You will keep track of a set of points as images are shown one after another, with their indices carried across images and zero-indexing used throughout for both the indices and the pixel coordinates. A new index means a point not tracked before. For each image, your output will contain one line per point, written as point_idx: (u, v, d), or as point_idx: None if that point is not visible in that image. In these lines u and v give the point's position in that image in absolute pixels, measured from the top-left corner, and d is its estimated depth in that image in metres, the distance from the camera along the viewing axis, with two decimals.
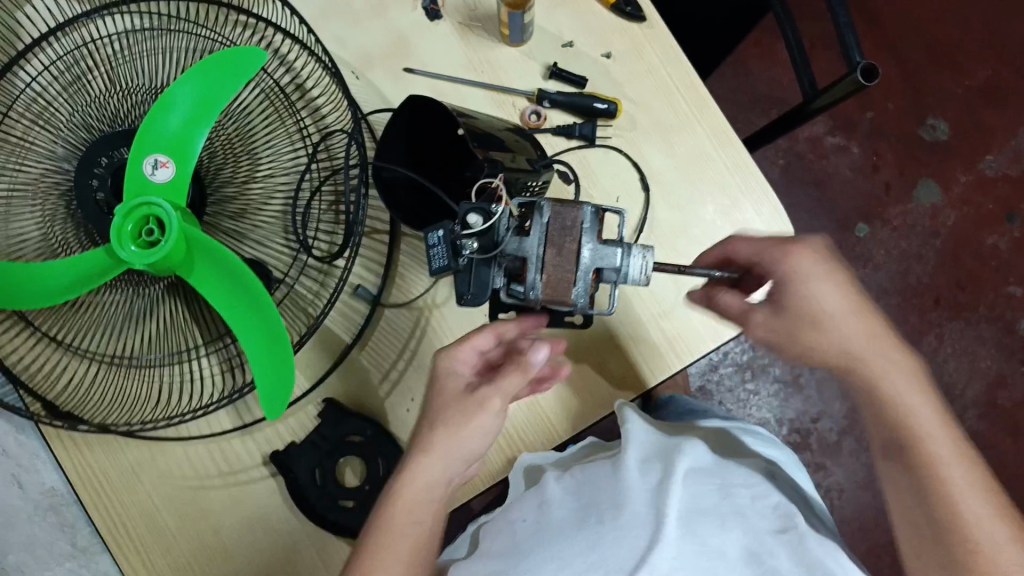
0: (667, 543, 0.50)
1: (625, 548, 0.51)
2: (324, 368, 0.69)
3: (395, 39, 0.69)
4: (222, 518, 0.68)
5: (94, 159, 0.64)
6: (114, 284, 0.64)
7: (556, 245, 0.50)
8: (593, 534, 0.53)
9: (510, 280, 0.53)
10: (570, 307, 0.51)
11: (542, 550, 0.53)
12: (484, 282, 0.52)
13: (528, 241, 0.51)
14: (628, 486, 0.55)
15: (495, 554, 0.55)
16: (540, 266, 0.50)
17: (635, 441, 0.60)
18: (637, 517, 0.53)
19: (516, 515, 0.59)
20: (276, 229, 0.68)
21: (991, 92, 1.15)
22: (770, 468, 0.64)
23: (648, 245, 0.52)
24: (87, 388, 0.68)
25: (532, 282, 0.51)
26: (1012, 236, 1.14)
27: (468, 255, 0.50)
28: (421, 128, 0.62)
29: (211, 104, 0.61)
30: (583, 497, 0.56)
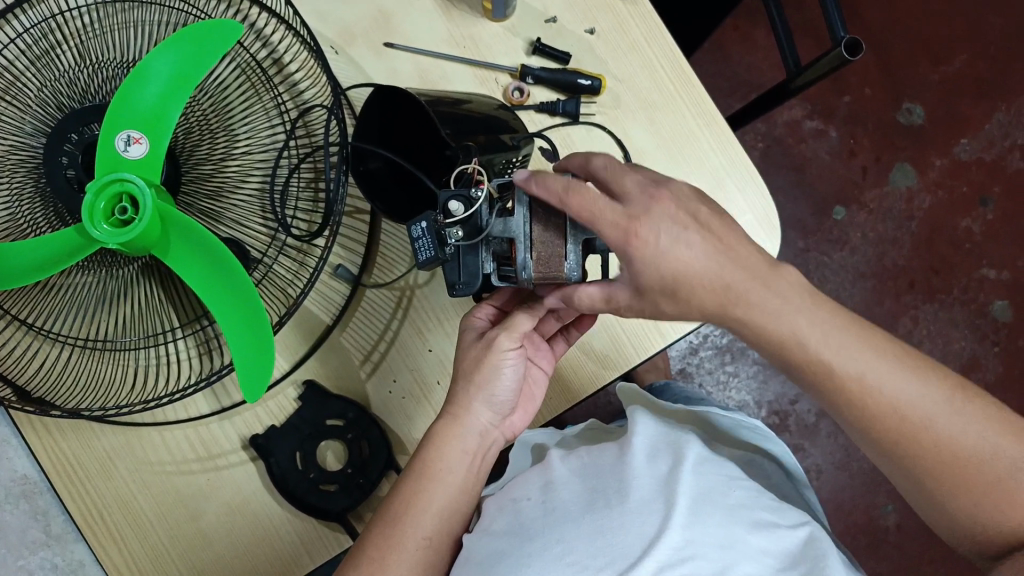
0: (673, 530, 0.50)
1: (633, 533, 0.50)
2: (304, 350, 0.67)
3: (376, 14, 0.68)
4: (203, 504, 0.66)
5: (63, 135, 0.62)
6: (87, 265, 0.62)
7: (542, 220, 0.51)
8: (601, 517, 0.51)
9: (499, 265, 0.52)
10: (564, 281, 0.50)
11: (547, 533, 0.52)
12: (475, 271, 0.51)
13: (514, 220, 0.50)
14: (635, 473, 0.55)
15: (500, 532, 0.54)
16: (529, 245, 0.50)
17: (644, 426, 0.60)
18: (645, 503, 0.52)
19: (519, 494, 0.57)
20: (254, 209, 0.66)
21: (966, 78, 1.17)
22: (756, 461, 0.65)
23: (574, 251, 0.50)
24: (59, 371, 0.65)
25: (523, 262, 0.50)
26: (985, 220, 1.15)
27: (455, 242, 0.50)
28: (393, 113, 0.58)
29: (186, 79, 0.59)
30: (588, 480, 0.55)
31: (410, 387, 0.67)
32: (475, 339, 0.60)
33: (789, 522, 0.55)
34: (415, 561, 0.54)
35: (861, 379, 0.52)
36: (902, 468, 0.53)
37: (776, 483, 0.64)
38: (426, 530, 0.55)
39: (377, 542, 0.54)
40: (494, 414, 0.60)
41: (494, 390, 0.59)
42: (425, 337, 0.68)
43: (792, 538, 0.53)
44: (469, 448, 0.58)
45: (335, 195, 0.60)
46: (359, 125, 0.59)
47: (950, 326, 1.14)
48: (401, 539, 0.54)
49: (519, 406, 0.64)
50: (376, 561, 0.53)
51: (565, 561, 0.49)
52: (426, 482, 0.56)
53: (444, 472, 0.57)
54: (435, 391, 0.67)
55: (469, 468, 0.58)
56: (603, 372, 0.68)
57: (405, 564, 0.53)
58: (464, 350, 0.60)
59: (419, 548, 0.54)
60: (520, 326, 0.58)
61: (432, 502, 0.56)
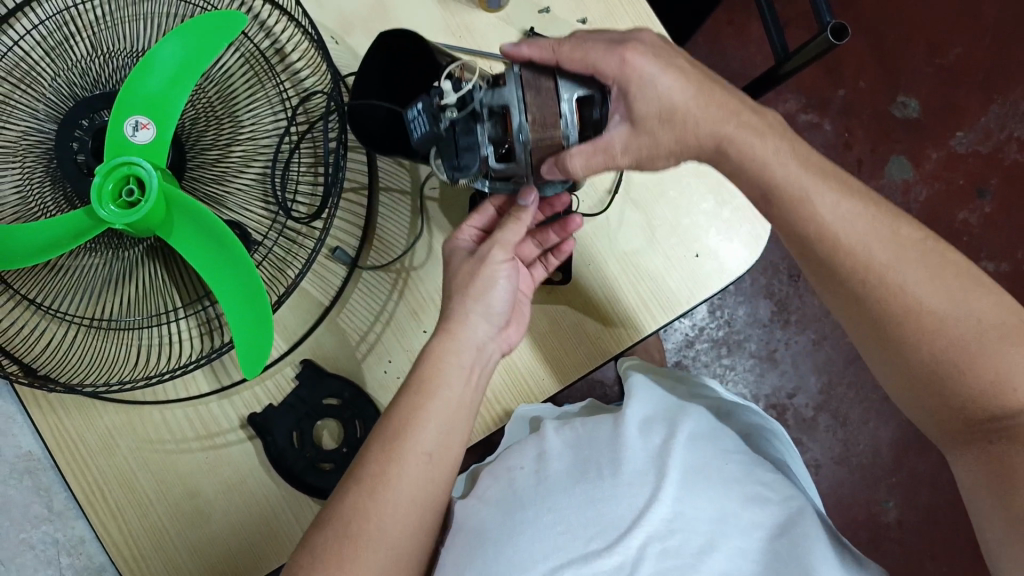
0: (663, 502, 0.51)
1: (623, 505, 0.51)
2: (303, 330, 0.69)
3: (374, 3, 0.70)
4: (202, 483, 0.68)
5: (75, 122, 0.64)
6: (94, 248, 0.65)
7: (533, 86, 0.53)
8: (592, 488, 0.53)
9: (497, 149, 0.54)
10: (562, 142, 0.53)
11: (539, 501, 0.53)
12: (474, 149, 0.54)
13: (505, 89, 0.53)
14: (629, 445, 0.55)
15: (495, 500, 0.55)
16: (523, 108, 0.52)
17: (639, 402, 0.61)
18: (637, 475, 0.53)
19: (514, 463, 0.58)
20: (255, 194, 0.68)
21: (961, 72, 1.18)
22: (756, 434, 0.65)
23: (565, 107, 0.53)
24: (64, 351, 0.67)
25: (519, 125, 0.52)
26: (983, 212, 1.16)
27: (449, 117, 0.52)
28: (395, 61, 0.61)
29: (192, 67, 0.61)
30: (581, 452, 0.56)
31: (404, 365, 0.69)
32: (466, 257, 0.61)
33: (786, 494, 0.54)
34: (415, 476, 0.50)
35: (849, 318, 0.53)
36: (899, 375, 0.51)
37: (777, 455, 0.64)
38: (428, 445, 0.51)
39: (377, 456, 0.51)
40: (491, 327, 0.59)
41: (488, 300, 0.59)
42: (420, 318, 0.69)
43: (789, 510, 0.53)
44: (468, 364, 0.56)
45: (332, 182, 0.63)
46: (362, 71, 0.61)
47: None
48: (401, 454, 0.50)
49: (514, 318, 0.63)
50: (375, 475, 0.50)
51: (555, 529, 0.51)
52: (425, 398, 0.53)
53: (444, 386, 0.54)
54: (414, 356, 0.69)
55: (468, 385, 0.56)
56: (597, 353, 0.69)
57: (408, 478, 0.50)
58: (457, 268, 0.60)
59: (422, 463, 0.51)
60: (510, 240, 0.59)
61: (433, 414, 0.53)
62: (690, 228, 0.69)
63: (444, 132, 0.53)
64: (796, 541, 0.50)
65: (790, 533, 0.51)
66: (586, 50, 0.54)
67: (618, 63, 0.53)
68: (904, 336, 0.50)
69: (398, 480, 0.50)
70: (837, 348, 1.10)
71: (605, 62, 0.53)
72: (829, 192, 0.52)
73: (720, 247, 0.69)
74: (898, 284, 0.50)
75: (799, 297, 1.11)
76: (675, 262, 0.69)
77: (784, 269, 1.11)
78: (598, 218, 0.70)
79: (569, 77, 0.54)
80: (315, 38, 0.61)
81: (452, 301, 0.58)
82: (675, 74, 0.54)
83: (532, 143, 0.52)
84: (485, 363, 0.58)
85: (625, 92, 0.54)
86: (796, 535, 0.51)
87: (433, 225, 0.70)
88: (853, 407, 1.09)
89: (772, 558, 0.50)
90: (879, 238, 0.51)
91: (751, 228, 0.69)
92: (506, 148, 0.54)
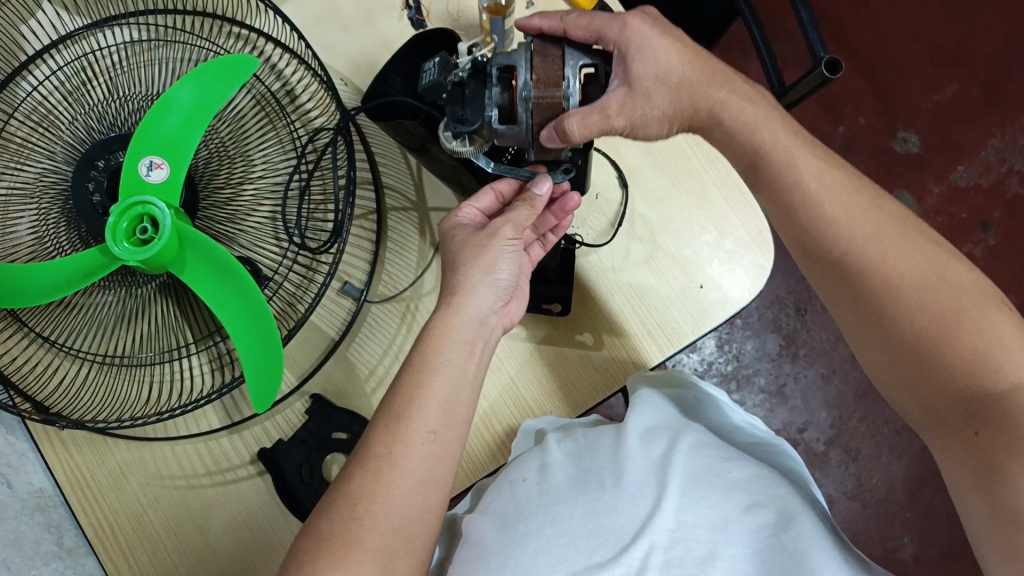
0: (666, 512, 0.53)
1: (626, 515, 0.54)
2: (312, 364, 0.69)
3: (382, 46, 0.72)
4: (211, 520, 0.68)
5: (92, 161, 0.66)
6: (107, 285, 0.66)
7: (541, 53, 0.52)
8: (594, 499, 0.55)
9: (503, 112, 0.53)
10: (562, 101, 0.52)
11: (541, 515, 0.55)
12: (482, 105, 0.54)
13: (517, 52, 0.52)
14: (629, 457, 0.58)
15: (500, 514, 0.57)
16: (530, 68, 0.52)
17: (643, 415, 0.62)
18: (639, 486, 0.55)
19: (515, 476, 0.60)
20: (266, 232, 0.69)
21: (958, 107, 1.20)
22: (756, 444, 0.65)
23: (564, 77, 0.52)
24: (76, 390, 0.68)
25: (523, 83, 0.51)
26: (987, 245, 1.17)
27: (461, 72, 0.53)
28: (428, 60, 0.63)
29: (206, 108, 0.63)
30: (583, 462, 0.59)
31: None
32: (473, 232, 0.61)
33: (784, 496, 0.56)
34: (422, 457, 0.50)
35: (856, 332, 0.53)
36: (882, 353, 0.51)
37: (789, 465, 0.64)
38: (430, 423, 0.51)
39: (382, 437, 0.50)
40: (496, 299, 0.59)
41: (496, 273, 0.59)
42: None
43: (787, 508, 0.55)
44: (467, 337, 0.56)
45: (342, 220, 0.65)
46: (391, 61, 0.63)
47: None
48: (406, 434, 0.50)
49: (515, 296, 0.63)
50: (381, 456, 0.50)
51: (559, 541, 0.53)
52: (425, 375, 0.53)
53: (444, 363, 0.54)
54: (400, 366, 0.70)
55: (470, 359, 0.56)
56: (605, 383, 0.69)
57: (413, 458, 0.50)
58: (463, 240, 0.60)
59: (428, 444, 0.51)
60: (522, 220, 0.59)
61: (434, 394, 0.53)
62: (693, 258, 0.70)
63: (451, 86, 0.53)
64: (793, 537, 0.52)
65: (788, 532, 0.53)
66: (591, 16, 0.55)
67: (619, 30, 0.55)
68: (903, 333, 0.49)
69: (404, 461, 0.50)
70: (847, 381, 1.10)
71: (608, 28, 0.55)
72: (829, 209, 0.53)
73: (723, 277, 0.70)
74: (895, 291, 0.50)
75: (808, 331, 1.11)
76: (679, 292, 0.70)
77: (791, 303, 1.11)
78: (602, 250, 0.71)
79: (573, 44, 0.54)
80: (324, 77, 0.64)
81: (456, 274, 0.59)
82: (670, 42, 0.56)
83: (534, 99, 0.51)
84: (489, 338, 0.59)
85: (624, 56, 0.55)
86: (793, 536, 0.52)
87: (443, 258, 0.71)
88: (865, 442, 1.08)
89: (770, 561, 0.51)
90: (877, 250, 0.51)
91: (754, 258, 0.70)
92: (513, 113, 0.52)
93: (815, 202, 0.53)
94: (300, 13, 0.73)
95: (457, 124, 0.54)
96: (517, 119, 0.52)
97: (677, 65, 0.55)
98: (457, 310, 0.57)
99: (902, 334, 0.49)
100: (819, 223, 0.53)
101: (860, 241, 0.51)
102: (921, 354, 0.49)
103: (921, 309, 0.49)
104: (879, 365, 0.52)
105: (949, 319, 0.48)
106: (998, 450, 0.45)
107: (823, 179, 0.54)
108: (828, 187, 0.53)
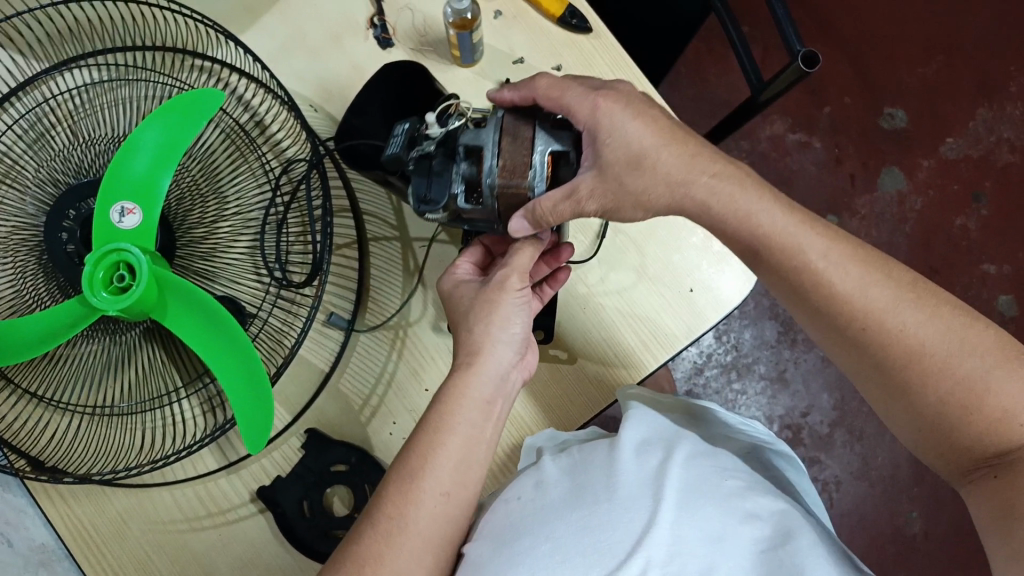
0: (660, 526, 0.47)
1: (620, 529, 0.48)
2: (304, 399, 0.69)
3: (353, 70, 0.72)
4: (216, 561, 0.67)
5: (62, 211, 0.64)
6: (90, 334, 0.65)
7: (511, 134, 0.53)
8: (588, 513, 0.49)
9: (469, 190, 0.53)
10: (527, 191, 0.52)
11: (534, 531, 0.49)
12: (447, 182, 0.52)
13: (484, 131, 0.53)
14: (623, 468, 0.53)
15: (491, 535, 0.51)
16: (496, 152, 0.52)
17: (636, 422, 0.58)
18: (633, 496, 0.50)
19: (509, 495, 0.55)
20: (246, 266, 0.68)
21: (943, 80, 1.19)
22: (751, 457, 0.62)
23: (530, 163, 0.52)
24: (69, 442, 0.67)
25: (489, 168, 0.52)
26: (980, 216, 1.16)
27: (424, 146, 0.54)
28: (398, 96, 0.62)
29: (174, 147, 0.61)
30: (577, 476, 0.54)
31: (410, 426, 0.69)
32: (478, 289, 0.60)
33: (781, 510, 0.52)
34: (431, 518, 0.50)
35: (852, 358, 0.52)
36: (879, 393, 0.51)
37: (776, 473, 0.62)
38: (445, 486, 0.51)
39: (394, 498, 0.50)
40: (514, 356, 0.58)
41: (509, 328, 0.58)
42: (421, 376, 0.69)
43: (785, 523, 0.51)
44: (487, 397, 0.55)
45: (321, 252, 0.63)
46: (359, 98, 0.62)
47: None
48: (419, 496, 0.50)
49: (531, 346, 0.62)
50: (384, 523, 0.49)
51: (552, 559, 0.47)
52: (443, 434, 0.52)
53: (462, 423, 0.53)
54: (394, 395, 0.69)
55: (489, 420, 0.55)
56: (602, 396, 0.68)
57: (424, 517, 0.49)
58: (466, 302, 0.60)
59: (441, 505, 0.50)
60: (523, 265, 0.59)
61: (449, 452, 0.52)
62: (681, 263, 0.69)
63: (415, 159, 0.53)
64: (791, 552, 0.47)
65: (785, 546, 0.48)
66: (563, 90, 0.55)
67: (589, 111, 0.54)
68: (901, 360, 0.49)
69: (415, 526, 0.49)
70: None
71: (580, 108, 0.54)
72: (817, 240, 0.52)
73: (713, 279, 0.68)
74: (888, 320, 0.49)
75: None
76: (670, 301, 0.68)
77: None
78: (589, 263, 0.70)
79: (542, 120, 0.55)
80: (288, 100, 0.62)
81: (473, 333, 0.57)
82: (644, 123, 0.54)
83: (498, 188, 0.52)
84: (508, 394, 0.58)
85: (593, 139, 0.54)
86: (793, 550, 0.48)
87: (427, 283, 0.71)
88: (868, 422, 1.09)
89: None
90: (864, 283, 0.50)
91: None
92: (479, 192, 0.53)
93: (800, 235, 0.52)
94: (265, 43, 0.72)
95: (421, 202, 0.52)
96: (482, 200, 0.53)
97: (650, 147, 0.54)
98: (478, 371, 0.55)
99: (897, 354, 0.49)
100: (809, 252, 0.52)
101: (851, 269, 0.51)
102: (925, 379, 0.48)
103: (909, 324, 0.49)
104: (867, 385, 0.52)
105: (950, 358, 0.47)
106: (1019, 496, 0.44)
107: (806, 231, 0.53)
108: (814, 232, 0.53)
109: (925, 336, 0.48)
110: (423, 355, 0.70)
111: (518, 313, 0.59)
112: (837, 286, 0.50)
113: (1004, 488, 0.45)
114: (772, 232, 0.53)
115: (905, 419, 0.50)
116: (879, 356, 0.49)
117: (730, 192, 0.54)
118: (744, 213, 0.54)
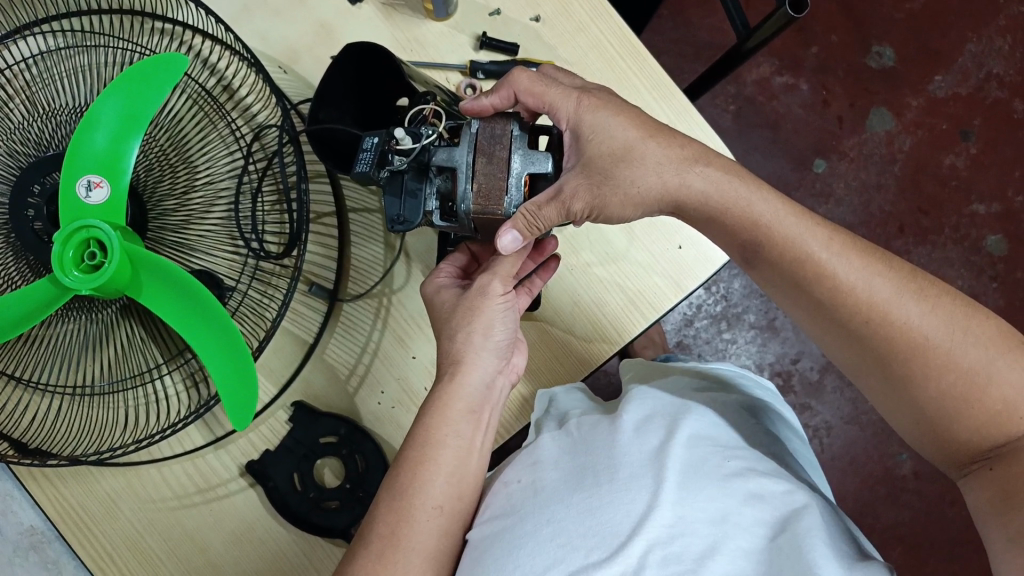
0: (663, 508, 0.46)
1: (620, 511, 0.47)
2: (290, 372, 0.68)
3: (319, 28, 0.69)
4: (209, 537, 0.67)
5: (26, 185, 0.61)
6: (67, 313, 0.63)
7: (486, 154, 0.52)
8: (589, 495, 0.49)
9: (444, 204, 0.55)
10: (502, 215, 0.51)
11: (535, 514, 0.49)
12: (420, 204, 0.53)
13: (458, 151, 0.52)
14: (624, 449, 0.52)
15: (492, 515, 0.51)
16: (470, 175, 0.52)
17: (639, 402, 0.58)
18: (632, 477, 0.49)
19: (508, 476, 0.55)
20: (222, 236, 0.66)
21: (932, 14, 1.17)
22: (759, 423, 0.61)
23: (507, 189, 0.51)
24: (52, 422, 0.66)
25: (462, 193, 0.52)
26: (968, 154, 1.15)
27: (395, 166, 0.52)
28: (358, 79, 0.60)
29: (137, 119, 0.57)
30: (577, 457, 0.53)
31: (398, 394, 0.68)
32: (456, 299, 0.59)
33: (786, 487, 0.50)
34: (427, 532, 0.50)
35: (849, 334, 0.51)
36: (872, 372, 0.51)
37: (781, 442, 0.61)
38: (434, 500, 0.51)
39: (387, 517, 0.50)
40: (500, 361, 0.58)
41: (492, 335, 0.58)
42: (407, 343, 0.68)
43: (786, 502, 0.49)
44: (473, 406, 0.55)
45: (298, 221, 0.61)
46: (322, 88, 0.58)
47: (944, 265, 1.13)
48: (400, 511, 0.50)
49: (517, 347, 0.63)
50: (384, 537, 0.49)
51: (555, 542, 0.46)
52: (431, 449, 0.52)
53: (450, 435, 0.53)
54: (382, 365, 0.68)
55: (477, 428, 0.55)
56: (591, 357, 0.67)
57: (398, 529, 0.49)
58: (452, 306, 0.59)
59: (432, 519, 0.50)
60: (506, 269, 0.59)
61: (439, 466, 0.52)
62: (666, 223, 0.68)
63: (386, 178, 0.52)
64: (795, 532, 0.46)
65: (789, 528, 0.47)
66: (546, 84, 0.56)
67: (573, 105, 0.55)
68: (900, 338, 0.48)
69: (407, 540, 0.49)
70: None
71: (561, 105, 0.56)
72: (810, 224, 0.52)
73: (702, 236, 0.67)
74: (886, 301, 0.48)
75: None
76: (652, 263, 0.67)
77: None
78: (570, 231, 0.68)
79: (522, 124, 0.54)
80: (248, 56, 0.59)
81: (459, 331, 0.57)
82: (626, 117, 0.55)
83: (473, 215, 0.52)
84: (496, 401, 0.58)
85: (577, 135, 0.55)
86: (798, 529, 0.46)
87: (410, 250, 0.69)
88: None
89: (776, 559, 0.45)
90: (854, 261, 0.50)
91: None
92: (452, 206, 0.54)
93: (788, 211, 0.53)
94: (227, 3, 0.68)
95: (395, 224, 0.52)
96: (457, 216, 0.54)
97: (635, 137, 0.54)
98: (462, 381, 0.56)
99: (897, 333, 0.48)
100: (797, 225, 0.52)
101: (843, 248, 0.51)
102: (919, 361, 0.47)
103: (908, 305, 0.48)
104: (854, 364, 0.51)
105: (951, 344, 0.47)
106: (1013, 480, 0.44)
107: (802, 216, 0.53)
108: (813, 220, 0.52)
109: (919, 312, 0.48)
110: (410, 322, 0.68)
111: (502, 317, 0.59)
112: (828, 266, 0.50)
113: (1002, 473, 0.45)
114: (756, 202, 0.53)
115: (900, 402, 0.50)
116: (875, 337, 0.49)
117: (725, 180, 0.54)
118: (738, 189, 0.54)
